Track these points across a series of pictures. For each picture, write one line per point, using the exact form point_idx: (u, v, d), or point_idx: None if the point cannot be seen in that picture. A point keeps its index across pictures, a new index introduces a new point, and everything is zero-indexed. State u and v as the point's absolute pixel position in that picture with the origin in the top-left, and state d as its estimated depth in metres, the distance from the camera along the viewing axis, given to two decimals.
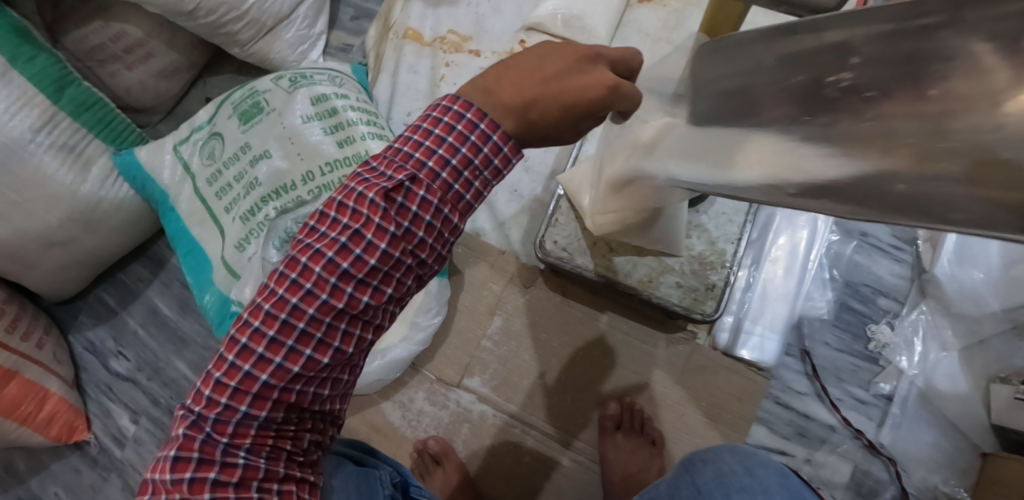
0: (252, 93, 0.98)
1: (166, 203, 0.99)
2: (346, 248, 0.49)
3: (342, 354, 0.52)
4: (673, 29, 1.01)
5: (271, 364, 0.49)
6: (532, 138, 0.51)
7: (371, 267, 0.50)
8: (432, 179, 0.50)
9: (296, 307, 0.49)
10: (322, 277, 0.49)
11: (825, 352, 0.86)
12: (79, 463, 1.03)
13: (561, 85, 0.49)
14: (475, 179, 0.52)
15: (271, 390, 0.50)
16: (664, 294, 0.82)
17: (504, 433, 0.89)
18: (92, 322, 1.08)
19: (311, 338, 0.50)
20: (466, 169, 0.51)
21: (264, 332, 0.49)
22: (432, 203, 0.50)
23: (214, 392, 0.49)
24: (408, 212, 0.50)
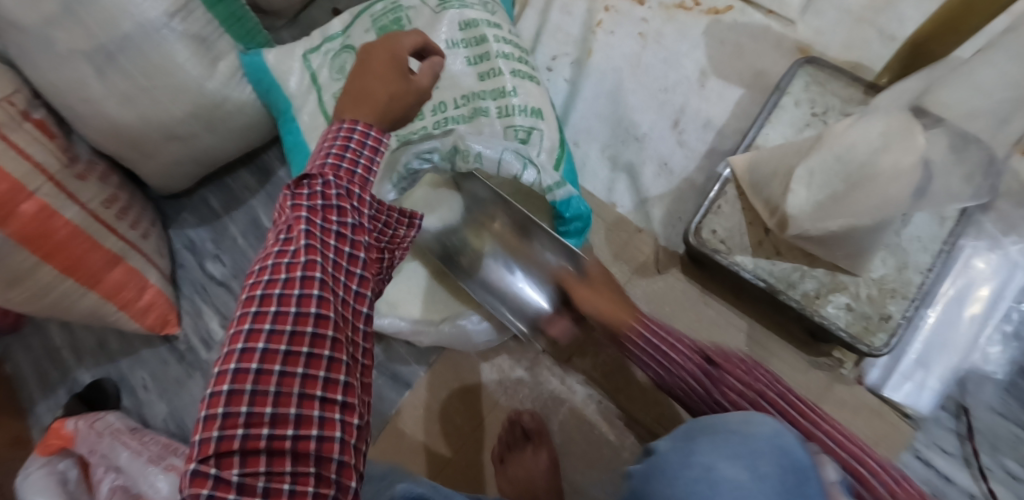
0: (395, 7, 0.89)
1: (287, 113, 0.93)
2: (290, 237, 0.49)
3: (328, 323, 0.47)
4: (879, 9, 0.86)
5: (255, 352, 0.45)
6: (377, 105, 0.56)
7: (308, 244, 0.48)
8: (332, 161, 0.52)
9: (263, 299, 0.47)
10: (276, 264, 0.48)
11: (985, 416, 0.75)
12: (166, 355, 1.03)
13: (369, 67, 0.59)
14: (360, 159, 0.53)
15: (268, 377, 0.45)
16: (830, 316, 0.72)
17: (602, 421, 0.84)
18: (195, 221, 1.06)
19: (288, 316, 0.47)
20: (347, 150, 0.53)
21: (240, 332, 0.46)
22: (332, 180, 0.51)
23: (208, 411, 0.44)
24: (322, 190, 0.50)
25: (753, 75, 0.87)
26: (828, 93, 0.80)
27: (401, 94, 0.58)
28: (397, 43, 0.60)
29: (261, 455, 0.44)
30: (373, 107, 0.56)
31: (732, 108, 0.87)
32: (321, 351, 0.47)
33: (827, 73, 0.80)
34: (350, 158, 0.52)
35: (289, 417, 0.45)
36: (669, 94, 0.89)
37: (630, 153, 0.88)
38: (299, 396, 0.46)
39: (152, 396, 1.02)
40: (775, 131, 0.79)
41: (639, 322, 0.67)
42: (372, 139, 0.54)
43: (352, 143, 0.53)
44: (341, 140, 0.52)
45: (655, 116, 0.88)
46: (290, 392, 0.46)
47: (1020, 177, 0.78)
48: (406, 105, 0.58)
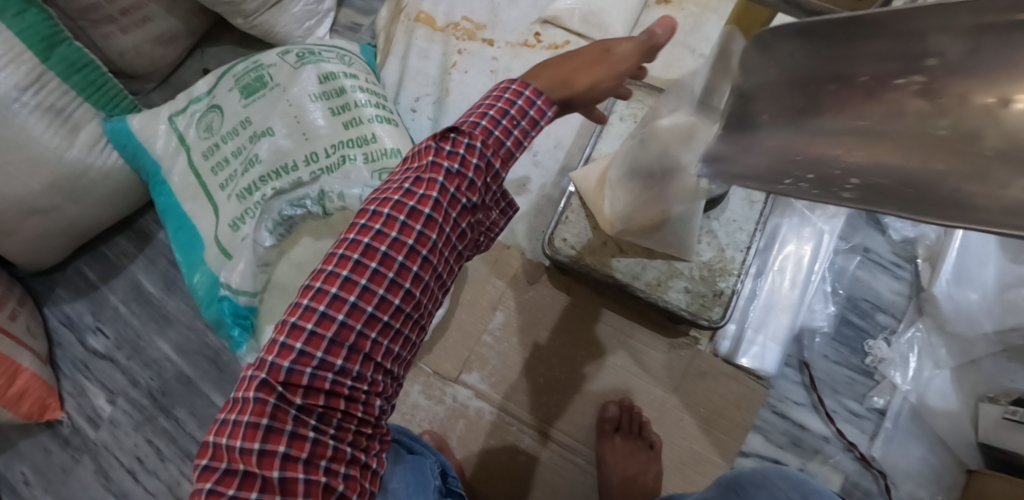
0: (256, 66, 0.94)
1: (157, 176, 0.94)
2: (409, 194, 0.52)
3: (410, 299, 0.53)
4: (688, 33, 1.01)
5: (346, 303, 0.50)
6: (568, 75, 0.56)
7: (414, 207, 0.52)
8: (485, 121, 0.53)
9: (366, 245, 0.51)
10: (390, 215, 0.52)
11: (822, 365, 0.87)
12: (49, 442, 0.98)
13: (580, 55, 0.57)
14: (516, 127, 0.54)
15: (350, 330, 0.50)
16: (672, 299, 0.82)
17: (500, 430, 0.88)
18: (70, 295, 1.03)
19: (383, 278, 0.51)
20: (505, 117, 0.54)
21: (335, 273, 0.51)
22: (477, 145, 0.53)
23: (297, 320, 0.50)
24: (460, 152, 0.53)
25: None
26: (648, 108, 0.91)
27: (599, 73, 0.56)
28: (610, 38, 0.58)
29: (319, 398, 0.50)
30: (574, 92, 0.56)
31: (576, 128, 0.97)
32: (394, 323, 0.53)
33: (645, 91, 0.91)
34: (504, 124, 0.53)
35: (336, 367, 0.50)
36: None
37: None
38: (349, 351, 0.51)
39: (36, 488, 0.96)
40: (607, 143, 0.89)
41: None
42: (531, 112, 0.54)
43: (498, 103, 0.54)
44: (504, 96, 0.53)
45: None
46: (366, 341, 0.51)
47: None
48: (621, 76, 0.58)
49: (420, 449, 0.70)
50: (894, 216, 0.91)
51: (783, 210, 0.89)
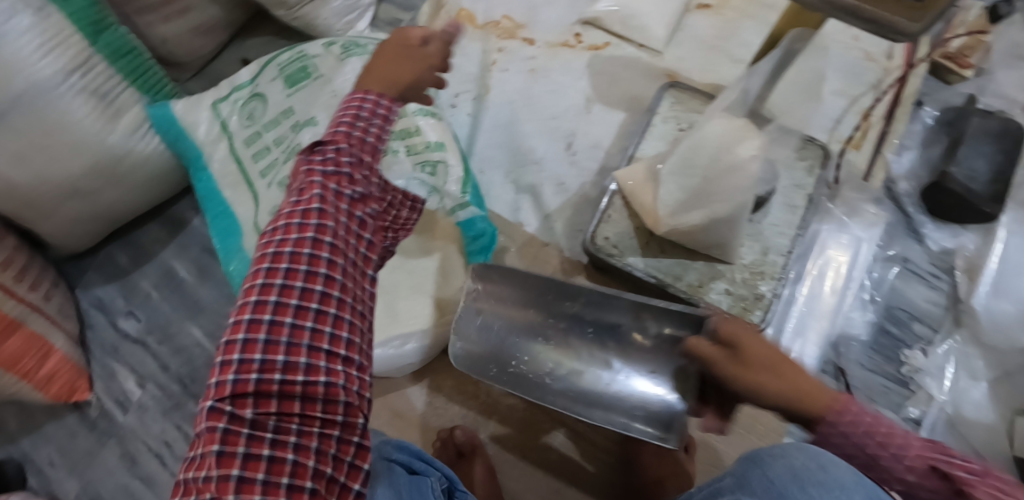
0: (300, 56, 0.95)
1: (199, 161, 0.95)
2: (312, 198, 0.55)
3: (334, 284, 0.54)
4: (727, 38, 1.01)
5: (269, 303, 0.52)
6: (391, 73, 0.62)
7: (320, 210, 0.54)
8: (344, 128, 0.58)
9: (274, 253, 0.53)
10: (294, 219, 0.54)
11: (858, 373, 0.86)
12: (77, 425, 0.98)
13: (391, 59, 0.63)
14: (372, 128, 0.59)
15: (280, 329, 0.51)
16: (714, 301, 0.82)
17: (532, 426, 0.88)
18: (102, 279, 1.03)
19: (299, 272, 0.53)
20: (359, 119, 0.58)
21: (255, 285, 0.53)
22: (343, 146, 0.57)
23: (230, 338, 0.52)
24: (332, 156, 0.57)
25: (630, 99, 0.99)
26: (690, 111, 0.92)
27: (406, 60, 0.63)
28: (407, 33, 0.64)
29: (271, 403, 0.50)
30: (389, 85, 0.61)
31: (616, 128, 0.98)
32: (328, 316, 0.53)
33: (689, 94, 0.93)
34: (360, 126, 0.58)
35: (275, 368, 0.51)
36: (556, 122, 0.99)
37: (529, 175, 0.97)
38: (284, 349, 0.51)
39: (61, 469, 0.96)
40: (650, 144, 0.89)
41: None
42: (382, 111, 0.60)
43: (356, 111, 0.59)
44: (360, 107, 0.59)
45: (549, 141, 0.98)
46: (300, 346, 0.52)
47: (856, 167, 0.93)
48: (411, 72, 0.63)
49: (422, 470, 0.67)
50: (932, 227, 0.92)
51: (822, 215, 0.90)
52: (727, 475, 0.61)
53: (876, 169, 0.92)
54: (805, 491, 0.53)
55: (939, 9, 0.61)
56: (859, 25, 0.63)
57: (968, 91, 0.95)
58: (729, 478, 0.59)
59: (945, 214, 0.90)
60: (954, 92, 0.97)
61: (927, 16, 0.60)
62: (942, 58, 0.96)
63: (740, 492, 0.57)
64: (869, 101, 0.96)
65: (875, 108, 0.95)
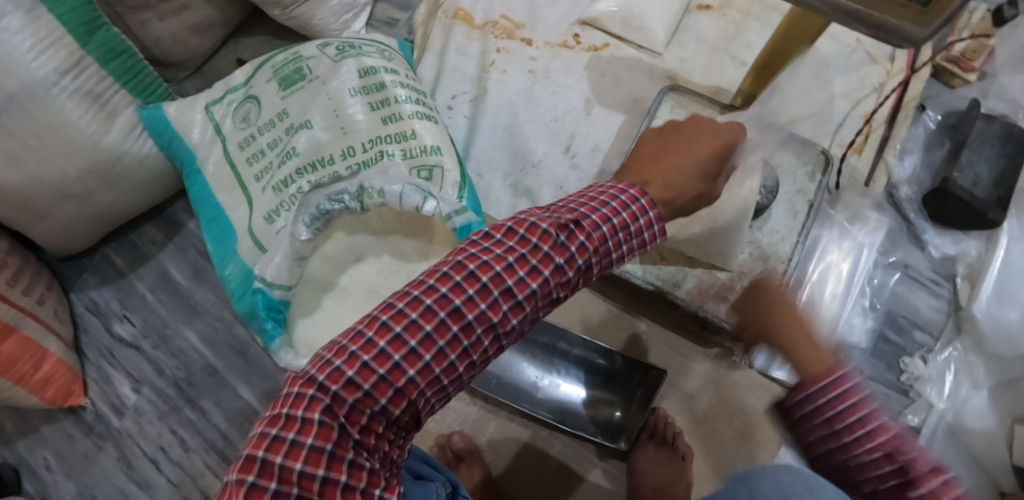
0: (295, 57, 0.94)
1: (192, 165, 0.94)
2: (522, 262, 0.50)
3: (465, 355, 0.50)
4: (730, 39, 1.00)
5: (406, 342, 0.47)
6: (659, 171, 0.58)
7: (484, 263, 0.49)
8: (586, 210, 0.53)
9: (457, 307, 0.48)
10: (489, 263, 0.49)
11: (858, 380, 0.87)
12: (73, 429, 0.98)
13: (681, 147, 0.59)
14: (605, 221, 0.53)
15: (402, 369, 0.47)
16: (711, 308, 0.82)
17: (530, 433, 0.87)
18: (96, 281, 1.02)
19: (448, 328, 0.48)
20: (605, 221, 0.53)
21: (392, 304, 0.48)
22: (587, 245, 0.52)
23: (356, 370, 0.46)
24: (565, 243, 0.51)
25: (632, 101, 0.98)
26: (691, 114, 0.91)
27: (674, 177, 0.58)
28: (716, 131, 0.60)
29: (365, 430, 0.47)
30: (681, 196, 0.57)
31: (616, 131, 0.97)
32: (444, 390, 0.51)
33: (689, 97, 0.91)
34: (596, 223, 0.53)
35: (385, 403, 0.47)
36: (556, 124, 0.98)
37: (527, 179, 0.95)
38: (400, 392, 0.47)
39: (57, 473, 0.96)
40: None
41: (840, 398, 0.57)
42: (613, 202, 0.54)
43: (602, 207, 0.53)
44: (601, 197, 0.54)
45: (548, 145, 0.97)
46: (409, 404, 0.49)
47: (858, 172, 0.92)
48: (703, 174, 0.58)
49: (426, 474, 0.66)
50: (933, 234, 0.91)
51: (823, 222, 0.90)
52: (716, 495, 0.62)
53: (878, 175, 0.92)
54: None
55: (953, 10, 0.54)
56: (863, 30, 0.58)
57: (971, 95, 0.94)
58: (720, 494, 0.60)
59: (945, 220, 0.89)
60: (958, 95, 0.96)
61: (938, 21, 0.55)
62: (943, 61, 0.95)
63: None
64: (871, 104, 0.95)
65: (879, 112, 0.94)
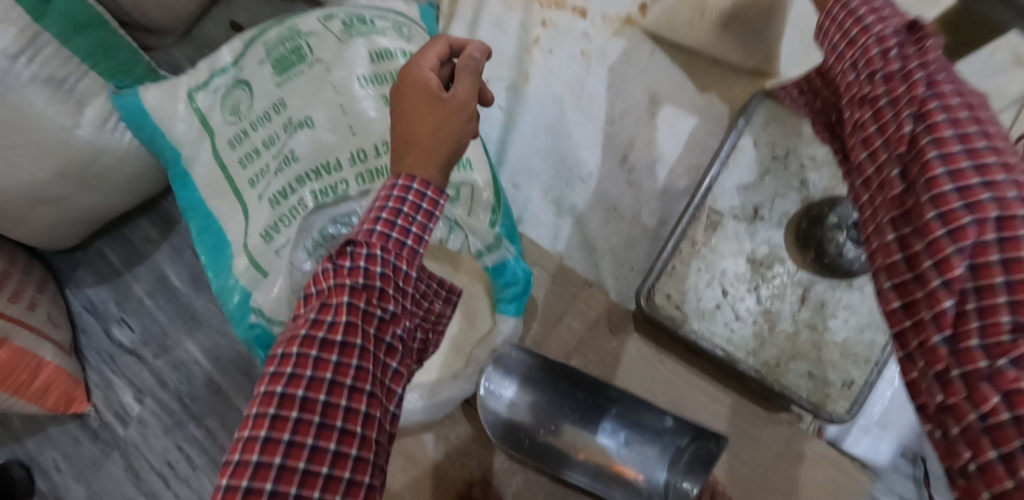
0: (293, 33, 0.77)
1: (178, 164, 0.80)
2: (320, 317, 0.45)
3: (337, 414, 0.43)
4: None
5: (258, 441, 0.42)
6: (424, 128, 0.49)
7: (309, 325, 0.45)
8: (377, 227, 0.47)
9: (289, 378, 0.43)
10: (300, 345, 0.44)
11: (947, 461, 0.74)
12: (79, 432, 0.93)
13: (418, 105, 0.50)
14: (412, 225, 0.47)
15: (269, 469, 0.41)
16: (791, 385, 0.67)
17: (560, 492, 0.78)
18: (92, 279, 0.94)
19: (293, 401, 0.43)
20: (400, 215, 0.47)
21: (248, 420, 0.44)
22: (377, 253, 0.46)
23: (231, 482, 0.42)
24: (362, 265, 0.45)
25: (707, 101, 0.79)
26: (788, 132, 0.70)
27: (448, 118, 0.49)
28: (416, 72, 0.51)
29: None
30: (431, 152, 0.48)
31: (684, 140, 0.78)
32: (346, 460, 0.43)
33: (789, 108, 0.70)
34: (401, 224, 0.47)
35: None
36: (614, 126, 0.80)
37: (574, 195, 0.79)
38: (294, 499, 0.41)
39: (67, 477, 0.92)
40: (731, 177, 0.70)
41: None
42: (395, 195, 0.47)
43: (390, 202, 0.47)
44: (391, 197, 0.47)
45: (602, 153, 0.79)
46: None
47: None
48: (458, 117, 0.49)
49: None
50: None
51: None
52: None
53: None
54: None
55: None
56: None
57: None
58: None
59: None
60: None
61: None
62: None
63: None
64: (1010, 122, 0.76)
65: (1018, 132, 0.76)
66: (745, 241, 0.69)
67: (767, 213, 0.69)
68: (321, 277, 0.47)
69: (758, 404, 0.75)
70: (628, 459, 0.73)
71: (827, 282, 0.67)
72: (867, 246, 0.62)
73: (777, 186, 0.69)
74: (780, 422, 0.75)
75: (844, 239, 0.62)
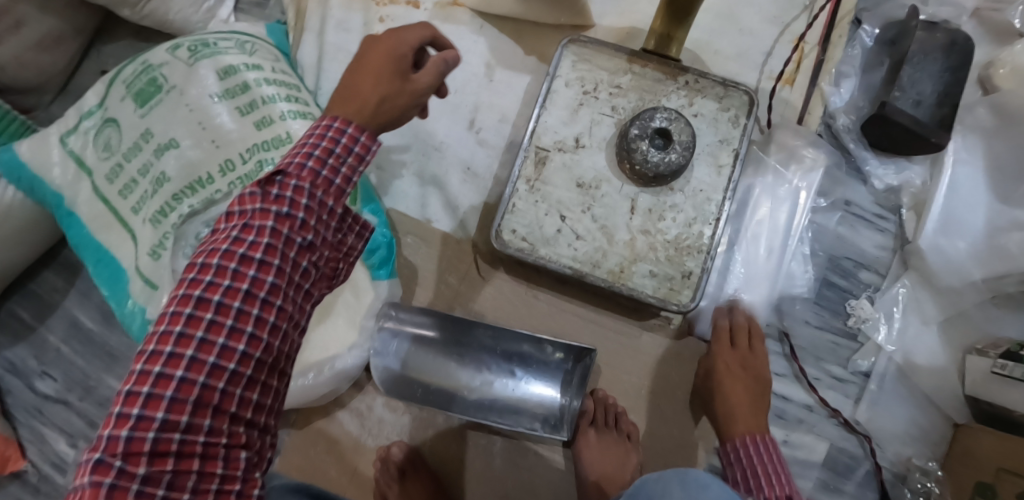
0: (146, 67, 0.82)
1: (63, 206, 0.84)
2: (239, 240, 0.51)
3: (243, 334, 0.50)
4: None
5: (165, 352, 0.48)
6: (362, 88, 0.56)
7: (228, 246, 0.50)
8: (301, 160, 0.52)
9: (202, 296, 0.49)
10: (220, 264, 0.50)
11: (804, 332, 0.83)
12: (20, 493, 0.95)
13: (370, 64, 0.56)
14: (342, 166, 0.54)
15: (172, 376, 0.47)
16: (638, 285, 0.75)
17: (472, 435, 0.85)
18: (8, 340, 0.97)
19: (203, 318, 0.49)
20: (331, 155, 0.53)
21: (158, 331, 0.49)
22: (304, 187, 0.52)
23: (134, 387, 0.47)
24: (288, 196, 0.51)
25: (536, 59, 0.88)
26: (596, 68, 0.80)
27: (396, 96, 0.56)
28: (387, 37, 0.57)
29: (167, 459, 0.47)
30: (368, 109, 0.55)
31: (521, 96, 0.88)
32: (245, 369, 0.50)
33: (593, 48, 0.80)
34: (331, 164, 0.53)
35: (178, 421, 0.47)
36: (458, 96, 0.88)
37: (431, 164, 0.86)
38: (193, 405, 0.48)
39: None
40: (552, 116, 0.79)
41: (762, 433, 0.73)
42: (327, 136, 0.53)
43: (323, 141, 0.53)
44: (326, 136, 0.53)
45: (451, 121, 0.87)
46: (207, 407, 0.48)
47: (790, 106, 0.84)
48: (401, 101, 0.57)
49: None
50: (876, 163, 0.83)
51: (757, 168, 0.80)
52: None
53: (812, 106, 0.83)
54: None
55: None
56: None
57: (911, 2, 0.83)
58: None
59: (886, 146, 0.81)
60: (898, 3, 0.84)
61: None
62: None
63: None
64: (801, 26, 0.84)
65: (811, 33, 0.84)
66: (573, 169, 0.77)
67: (590, 141, 0.78)
68: (246, 199, 0.52)
69: (627, 315, 0.83)
70: (518, 390, 0.80)
71: (652, 192, 0.76)
72: (668, 150, 0.73)
73: (593, 115, 0.78)
74: (651, 329, 0.83)
75: (646, 146, 0.73)
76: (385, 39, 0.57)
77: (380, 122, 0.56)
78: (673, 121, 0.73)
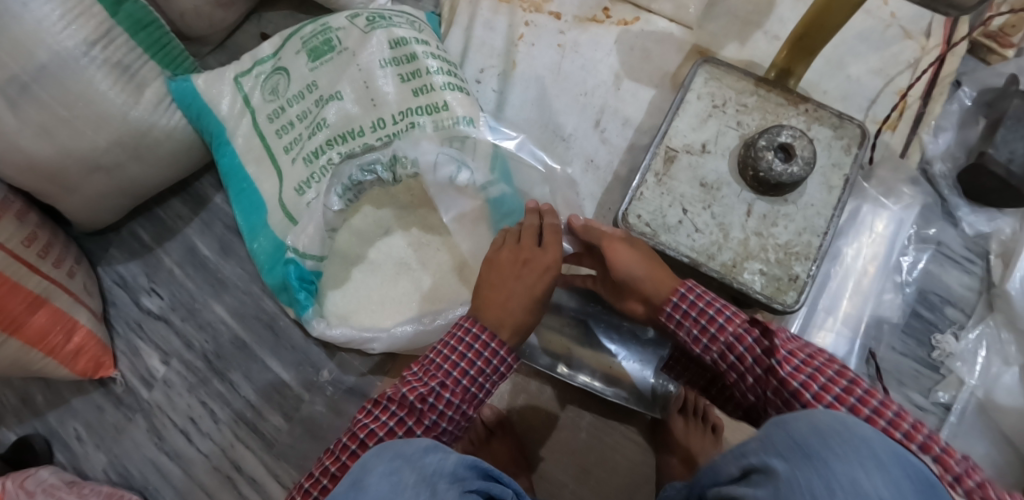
0: (325, 28, 0.92)
1: (221, 136, 0.94)
2: (407, 411, 0.68)
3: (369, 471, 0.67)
4: (762, 13, 0.98)
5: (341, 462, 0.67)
6: (497, 310, 0.73)
7: (387, 407, 0.68)
8: (450, 358, 0.70)
9: (380, 435, 0.67)
10: (393, 412, 0.68)
11: (889, 356, 0.88)
12: (103, 400, 0.98)
13: (493, 274, 0.76)
14: (471, 367, 0.70)
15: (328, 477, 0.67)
16: (747, 281, 0.81)
17: (559, 406, 0.88)
18: (123, 256, 1.03)
19: (351, 449, 0.67)
20: (483, 371, 0.71)
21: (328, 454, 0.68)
22: (445, 393, 0.69)
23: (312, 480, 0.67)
24: (439, 399, 0.69)
25: (661, 76, 0.97)
26: (724, 87, 0.87)
27: (533, 292, 0.75)
28: (514, 242, 0.78)
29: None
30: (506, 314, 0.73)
31: (645, 106, 0.97)
32: None
33: (723, 70, 0.88)
34: (476, 366, 0.70)
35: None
36: (585, 98, 0.98)
37: (558, 152, 0.97)
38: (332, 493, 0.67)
39: (89, 444, 0.97)
40: (682, 122, 0.86)
41: (677, 286, 0.71)
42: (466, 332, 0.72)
43: (467, 337, 0.71)
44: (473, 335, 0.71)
45: (580, 118, 0.97)
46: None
47: (892, 148, 0.92)
48: (535, 315, 0.75)
49: (501, 495, 0.58)
50: (968, 211, 0.90)
51: (856, 198, 0.88)
52: (746, 438, 0.53)
53: (911, 150, 0.92)
54: (831, 449, 0.47)
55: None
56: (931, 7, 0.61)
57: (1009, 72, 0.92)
58: (754, 440, 0.51)
59: (981, 198, 0.89)
60: (994, 72, 0.94)
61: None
62: (982, 36, 0.94)
63: (763, 454, 0.49)
64: (907, 80, 0.94)
65: (914, 87, 0.93)
66: (698, 169, 0.85)
67: (715, 147, 0.85)
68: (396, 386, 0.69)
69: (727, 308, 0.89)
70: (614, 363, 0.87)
71: (767, 200, 0.83)
72: (790, 162, 0.78)
73: (720, 125, 0.86)
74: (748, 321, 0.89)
75: (771, 157, 0.78)
76: (499, 257, 0.77)
77: (516, 305, 0.74)
78: (797, 139, 0.79)
